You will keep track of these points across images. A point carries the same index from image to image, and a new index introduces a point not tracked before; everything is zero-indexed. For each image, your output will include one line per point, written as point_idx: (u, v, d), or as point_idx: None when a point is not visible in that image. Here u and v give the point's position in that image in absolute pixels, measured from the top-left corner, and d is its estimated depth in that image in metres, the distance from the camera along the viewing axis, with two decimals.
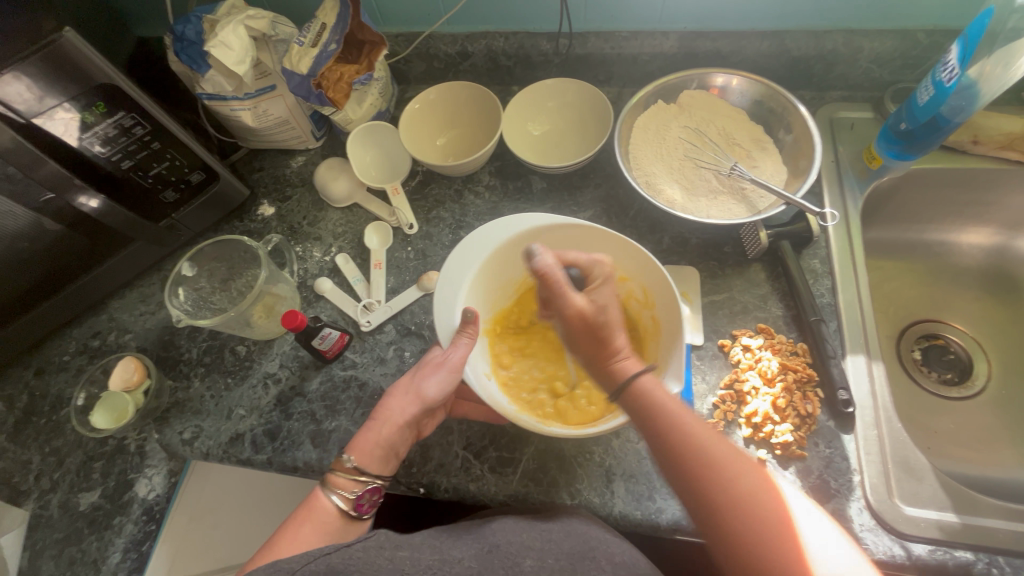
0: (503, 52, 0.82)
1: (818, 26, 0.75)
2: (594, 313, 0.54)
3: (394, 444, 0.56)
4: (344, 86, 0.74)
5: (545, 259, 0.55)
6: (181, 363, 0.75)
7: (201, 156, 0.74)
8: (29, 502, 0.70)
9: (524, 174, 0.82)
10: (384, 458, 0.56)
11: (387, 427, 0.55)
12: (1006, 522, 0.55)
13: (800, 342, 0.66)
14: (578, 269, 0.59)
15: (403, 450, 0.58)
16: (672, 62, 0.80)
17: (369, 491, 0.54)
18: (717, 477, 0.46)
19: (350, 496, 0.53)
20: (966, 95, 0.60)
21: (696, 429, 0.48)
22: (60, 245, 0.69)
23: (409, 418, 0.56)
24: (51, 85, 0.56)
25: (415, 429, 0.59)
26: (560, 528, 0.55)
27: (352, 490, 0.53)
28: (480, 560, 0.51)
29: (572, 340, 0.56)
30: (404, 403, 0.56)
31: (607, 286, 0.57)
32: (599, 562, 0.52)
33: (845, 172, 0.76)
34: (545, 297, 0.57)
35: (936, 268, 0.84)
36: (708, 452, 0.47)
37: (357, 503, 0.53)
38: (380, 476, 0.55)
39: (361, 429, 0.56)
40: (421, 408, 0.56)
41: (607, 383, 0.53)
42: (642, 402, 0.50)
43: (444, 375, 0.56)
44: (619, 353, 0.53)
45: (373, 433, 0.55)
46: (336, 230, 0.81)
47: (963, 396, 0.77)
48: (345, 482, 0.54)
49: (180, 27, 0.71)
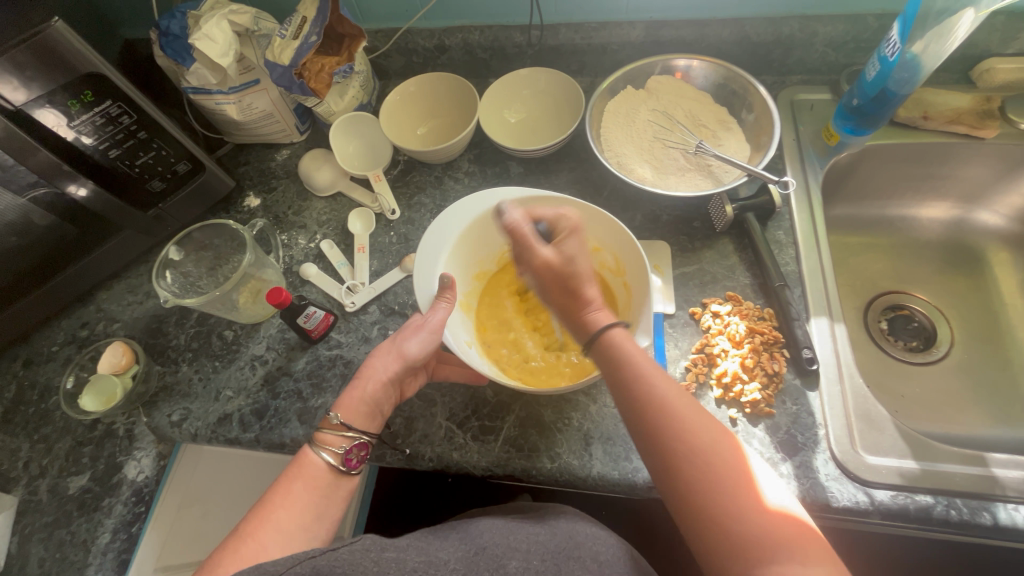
0: (479, 45, 0.86)
1: (774, 13, 0.79)
2: (562, 263, 0.54)
3: (378, 401, 0.58)
4: (326, 77, 0.77)
5: (514, 215, 0.57)
6: (169, 349, 0.76)
7: (187, 147, 0.76)
8: (18, 488, 0.71)
9: (502, 160, 0.85)
10: (369, 415, 0.58)
11: (371, 385, 0.57)
12: (962, 466, 0.58)
13: (766, 308, 0.69)
14: (546, 223, 0.60)
15: (387, 408, 0.60)
16: (640, 50, 0.84)
17: (357, 447, 0.56)
18: (669, 423, 0.48)
19: (339, 452, 0.55)
20: (909, 67, 0.64)
21: (658, 379, 0.50)
22: (48, 235, 0.71)
23: (392, 376, 0.58)
24: (38, 74, 0.58)
25: (398, 388, 0.61)
26: (546, 531, 0.57)
27: (341, 445, 0.56)
28: (466, 561, 0.50)
29: (543, 293, 0.56)
30: (387, 361, 0.58)
31: (570, 241, 0.56)
32: (585, 562, 0.54)
33: (806, 149, 0.80)
34: (514, 254, 0.58)
35: (899, 241, 0.88)
36: (671, 408, 0.48)
37: (346, 458, 0.55)
38: (366, 432, 0.58)
39: (347, 389, 0.58)
40: (404, 366, 0.58)
41: (580, 333, 0.54)
42: (613, 352, 0.51)
43: (425, 337, 0.59)
44: (592, 304, 0.54)
45: (358, 390, 0.57)
46: (320, 219, 0.84)
47: (927, 362, 0.80)
48: (332, 439, 0.56)
49: (165, 22, 0.74)
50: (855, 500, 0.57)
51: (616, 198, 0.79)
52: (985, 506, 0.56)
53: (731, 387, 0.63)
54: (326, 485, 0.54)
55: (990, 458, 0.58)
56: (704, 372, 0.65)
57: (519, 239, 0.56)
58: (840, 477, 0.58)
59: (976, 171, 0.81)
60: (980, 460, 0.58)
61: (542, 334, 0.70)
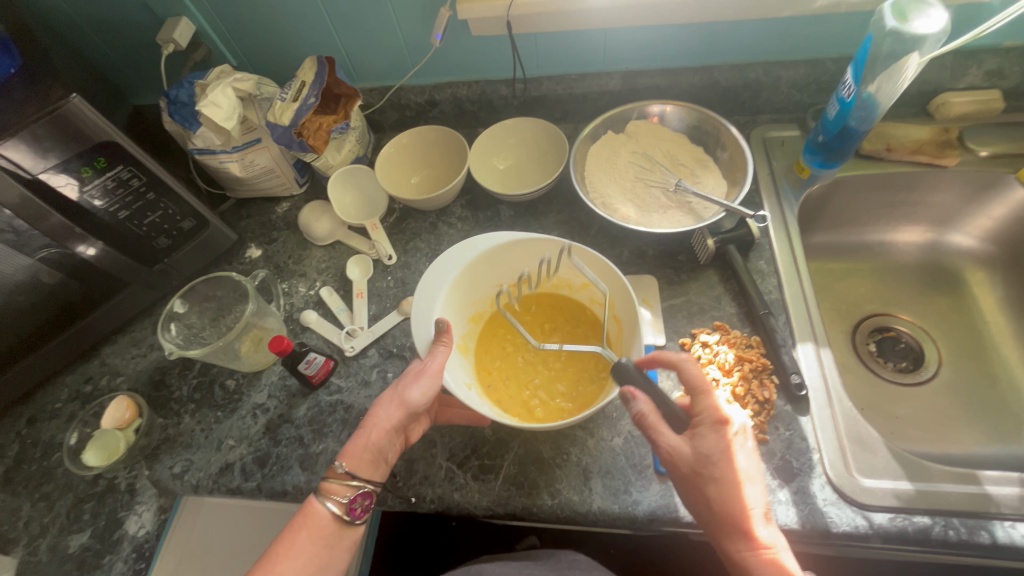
0: (468, 99, 0.92)
1: (740, 60, 0.85)
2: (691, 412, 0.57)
3: (382, 449, 0.59)
4: (323, 134, 0.81)
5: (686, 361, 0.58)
6: (171, 401, 0.78)
7: (192, 205, 0.80)
8: (17, 549, 0.71)
9: (493, 204, 0.89)
10: (373, 462, 0.59)
11: (375, 433, 0.59)
12: (956, 485, 0.59)
13: (753, 336, 0.71)
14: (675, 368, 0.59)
15: (391, 456, 0.61)
16: (617, 97, 0.89)
17: (360, 496, 0.57)
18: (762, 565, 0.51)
19: (343, 501, 0.57)
20: (866, 106, 0.69)
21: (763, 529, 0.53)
22: (57, 295, 0.73)
23: (396, 424, 0.59)
24: (54, 144, 0.62)
25: (402, 435, 0.62)
26: None
27: (344, 495, 0.57)
28: None
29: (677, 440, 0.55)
30: (390, 410, 0.59)
31: (687, 364, 0.58)
32: None
33: (781, 183, 0.84)
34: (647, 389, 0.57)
35: (879, 265, 0.91)
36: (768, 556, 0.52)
37: (350, 507, 0.57)
38: (370, 480, 0.59)
39: (351, 437, 0.60)
40: (406, 413, 0.59)
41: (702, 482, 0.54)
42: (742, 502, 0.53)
43: (427, 381, 0.60)
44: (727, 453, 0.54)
45: (362, 438, 0.59)
46: (319, 266, 0.87)
47: (918, 382, 0.82)
48: (337, 488, 0.58)
49: (174, 91, 0.79)
50: (854, 524, 0.57)
51: (603, 236, 0.83)
52: (983, 525, 0.56)
53: None
54: (330, 534, 0.56)
55: (983, 476, 0.59)
56: None
57: (684, 368, 0.58)
58: (838, 502, 0.59)
59: (944, 197, 0.86)
60: (974, 478, 0.59)
61: (539, 371, 0.72)
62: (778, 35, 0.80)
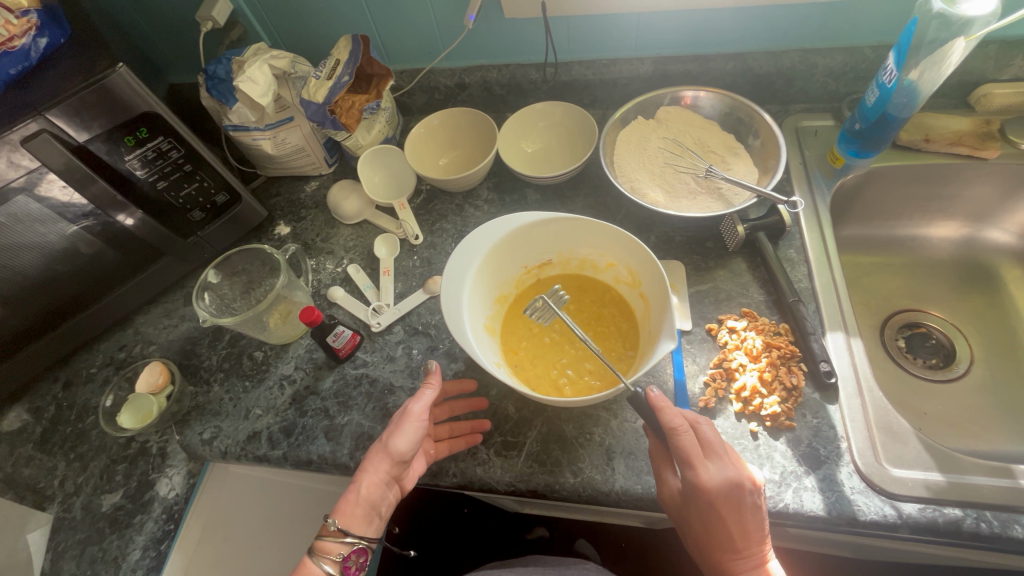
0: (497, 82, 0.92)
1: (774, 47, 0.84)
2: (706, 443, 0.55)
3: (374, 503, 0.60)
4: (355, 112, 0.83)
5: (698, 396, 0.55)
6: (202, 369, 0.80)
7: (227, 179, 0.82)
8: (53, 506, 0.73)
9: (520, 187, 0.90)
10: (366, 517, 0.60)
11: (365, 488, 0.59)
12: (989, 478, 0.57)
13: (782, 323, 0.70)
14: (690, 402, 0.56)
15: (385, 509, 0.62)
16: (649, 83, 0.89)
17: (355, 552, 0.60)
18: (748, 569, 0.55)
19: (338, 559, 0.59)
20: (907, 92, 0.68)
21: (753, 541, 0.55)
22: (96, 262, 0.76)
23: (385, 474, 0.60)
24: (100, 112, 0.63)
25: (396, 486, 0.62)
26: None
27: (339, 553, 0.59)
28: None
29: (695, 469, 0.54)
30: (379, 461, 0.59)
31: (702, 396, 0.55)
32: None
33: (813, 172, 0.83)
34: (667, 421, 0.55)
35: (911, 260, 0.90)
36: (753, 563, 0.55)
37: (344, 565, 0.59)
38: (363, 536, 0.60)
39: (343, 493, 0.60)
40: (395, 462, 0.59)
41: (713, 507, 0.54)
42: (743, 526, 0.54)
43: (410, 428, 0.59)
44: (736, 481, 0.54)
45: (353, 497, 0.59)
46: (347, 245, 0.88)
47: (948, 379, 0.80)
48: (332, 547, 0.59)
49: (212, 67, 0.80)
50: (882, 513, 0.57)
51: (631, 220, 0.83)
52: (1016, 519, 0.55)
53: (750, 400, 0.64)
54: None
55: (1017, 470, 0.58)
56: (724, 386, 0.66)
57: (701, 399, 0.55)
58: (866, 491, 0.58)
59: (982, 191, 0.83)
60: (1008, 472, 0.58)
61: (567, 351, 0.72)
62: (815, 22, 0.79)
